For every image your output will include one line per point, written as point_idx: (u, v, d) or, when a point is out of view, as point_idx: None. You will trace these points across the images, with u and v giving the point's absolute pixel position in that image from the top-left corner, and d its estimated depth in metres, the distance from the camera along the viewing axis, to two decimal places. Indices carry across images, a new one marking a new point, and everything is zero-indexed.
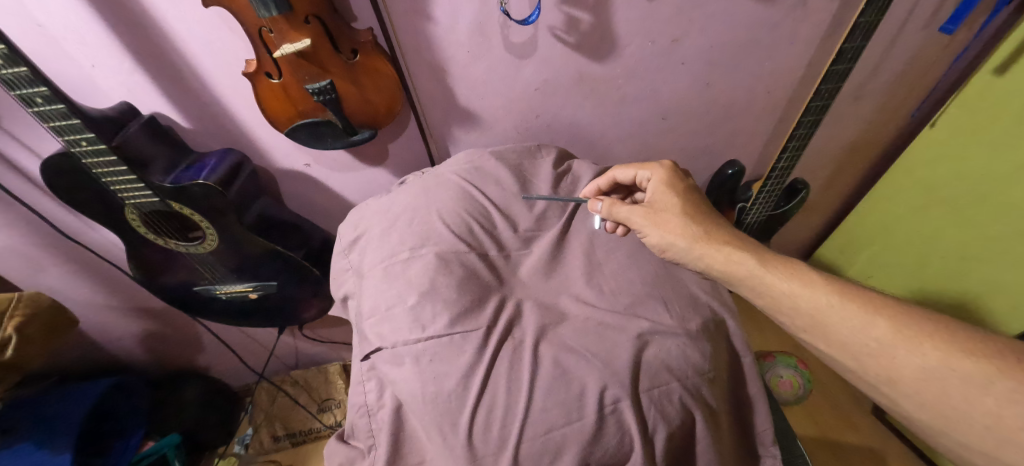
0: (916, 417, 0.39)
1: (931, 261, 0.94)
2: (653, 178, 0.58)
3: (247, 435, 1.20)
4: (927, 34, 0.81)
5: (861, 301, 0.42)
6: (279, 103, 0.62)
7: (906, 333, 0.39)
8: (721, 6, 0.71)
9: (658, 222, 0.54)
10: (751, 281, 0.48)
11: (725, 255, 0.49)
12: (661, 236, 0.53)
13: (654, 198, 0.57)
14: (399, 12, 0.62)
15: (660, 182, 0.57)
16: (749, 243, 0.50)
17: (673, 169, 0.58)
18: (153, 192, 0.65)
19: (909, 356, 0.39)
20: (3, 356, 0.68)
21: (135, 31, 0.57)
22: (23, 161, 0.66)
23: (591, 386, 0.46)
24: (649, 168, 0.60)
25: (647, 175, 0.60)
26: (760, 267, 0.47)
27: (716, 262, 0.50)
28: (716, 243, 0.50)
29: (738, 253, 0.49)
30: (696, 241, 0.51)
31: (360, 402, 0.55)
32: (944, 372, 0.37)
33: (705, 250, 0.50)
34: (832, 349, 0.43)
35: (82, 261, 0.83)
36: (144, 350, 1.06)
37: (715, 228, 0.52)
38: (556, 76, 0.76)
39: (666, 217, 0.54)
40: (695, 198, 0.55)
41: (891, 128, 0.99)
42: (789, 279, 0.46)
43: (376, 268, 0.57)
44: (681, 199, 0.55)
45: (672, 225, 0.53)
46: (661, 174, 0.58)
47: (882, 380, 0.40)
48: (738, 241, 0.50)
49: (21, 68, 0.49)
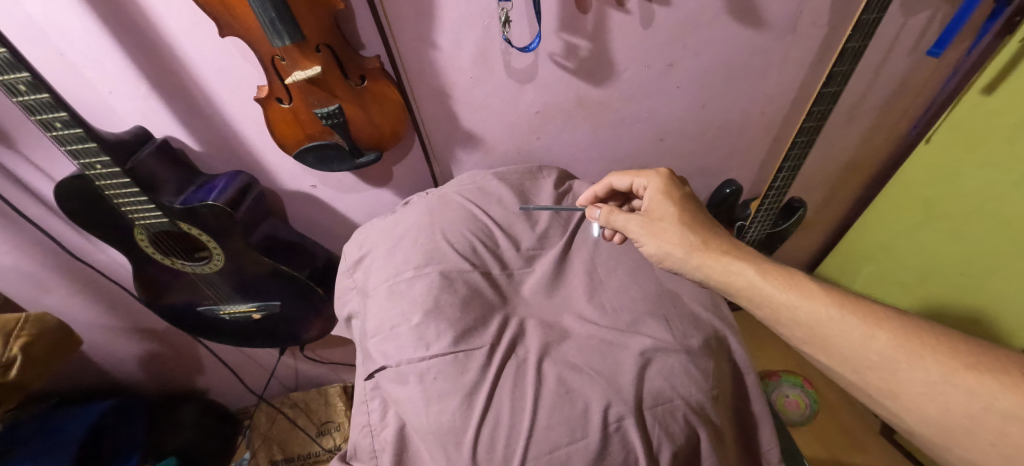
0: (921, 432, 0.40)
1: (930, 278, 0.95)
2: (650, 187, 0.59)
3: (244, 459, 1.17)
4: (914, 58, 0.84)
5: (862, 313, 0.43)
6: (288, 127, 0.64)
7: (907, 348, 0.40)
8: (714, 33, 0.74)
9: (654, 231, 0.55)
10: (750, 292, 0.49)
11: (724, 265, 0.50)
12: (658, 245, 0.54)
13: (650, 206, 0.58)
14: (406, 40, 0.65)
15: (657, 191, 0.58)
16: (748, 253, 0.51)
17: (668, 177, 0.59)
18: (162, 213, 0.66)
19: (912, 370, 0.39)
20: (6, 377, 0.68)
21: (153, 59, 0.59)
22: (37, 183, 0.68)
23: (595, 403, 0.46)
24: (645, 176, 0.61)
25: (643, 182, 0.61)
26: (759, 278, 0.48)
27: (715, 272, 0.51)
28: (712, 252, 0.51)
29: (736, 263, 0.50)
30: (693, 251, 0.52)
31: (363, 422, 0.55)
32: (947, 387, 0.38)
33: (704, 259, 0.52)
34: (833, 361, 0.44)
35: (87, 282, 0.84)
36: (143, 372, 1.05)
37: (713, 237, 0.53)
38: (555, 99, 0.78)
39: (663, 227, 0.55)
40: (692, 206, 0.56)
41: (884, 147, 1.01)
42: (789, 291, 0.47)
43: (381, 287, 0.58)
44: (677, 208, 0.56)
45: (669, 235, 0.54)
46: (658, 182, 0.59)
47: (884, 393, 0.41)
48: (737, 250, 0.51)
49: (44, 94, 0.51)
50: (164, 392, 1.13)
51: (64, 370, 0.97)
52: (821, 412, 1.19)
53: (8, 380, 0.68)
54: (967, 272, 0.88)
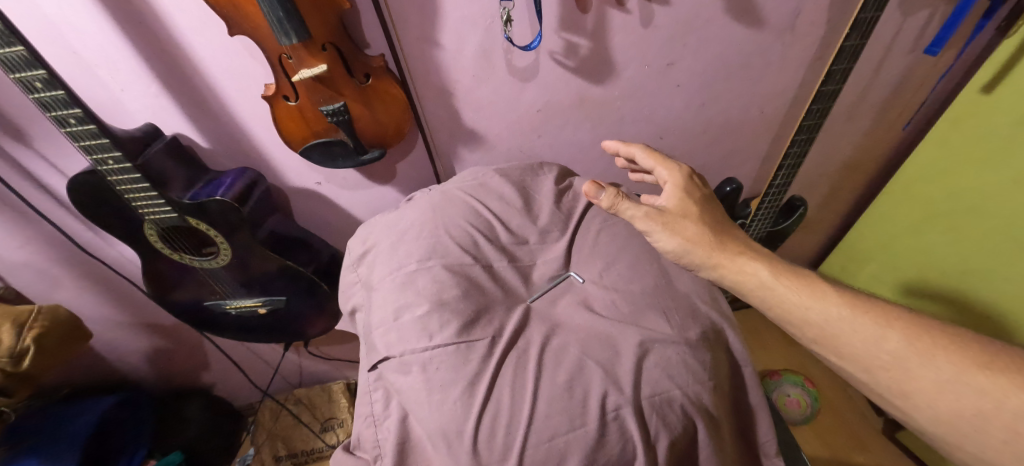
0: (930, 429, 0.41)
1: (930, 277, 0.96)
2: (671, 181, 0.57)
3: (249, 456, 1.19)
4: (913, 57, 0.84)
5: (872, 313, 0.44)
6: (294, 125, 0.66)
7: (918, 347, 0.42)
8: (713, 32, 0.75)
9: (674, 227, 0.53)
10: (763, 293, 0.49)
11: (738, 264, 0.51)
12: (676, 242, 0.53)
13: (670, 201, 0.55)
14: (410, 39, 0.66)
15: (678, 187, 0.56)
16: (760, 253, 0.52)
17: (691, 176, 0.58)
18: (172, 208, 0.68)
19: (922, 370, 0.41)
20: (20, 367, 0.69)
21: (164, 58, 0.61)
22: (49, 179, 0.70)
23: (593, 392, 0.47)
24: (668, 168, 0.58)
25: (664, 175, 0.58)
26: (772, 278, 0.49)
27: (729, 272, 0.51)
28: (730, 252, 0.52)
29: (750, 263, 0.50)
30: (713, 250, 0.52)
31: (366, 412, 0.56)
32: (958, 385, 0.39)
33: (722, 258, 0.52)
34: (844, 361, 0.45)
35: (97, 277, 0.85)
36: (150, 368, 1.07)
37: (729, 238, 0.53)
38: (557, 97, 0.79)
39: (684, 224, 0.53)
40: (710, 208, 0.55)
41: (884, 146, 1.02)
42: (801, 291, 0.48)
43: (385, 281, 0.59)
44: (698, 208, 0.55)
45: (689, 233, 0.53)
46: (680, 178, 0.57)
47: (895, 392, 0.42)
48: (751, 250, 0.52)
49: (59, 91, 0.53)
50: (170, 388, 1.14)
51: (73, 364, 0.98)
52: (823, 411, 1.20)
53: (22, 370, 0.70)
54: (965, 271, 0.88)
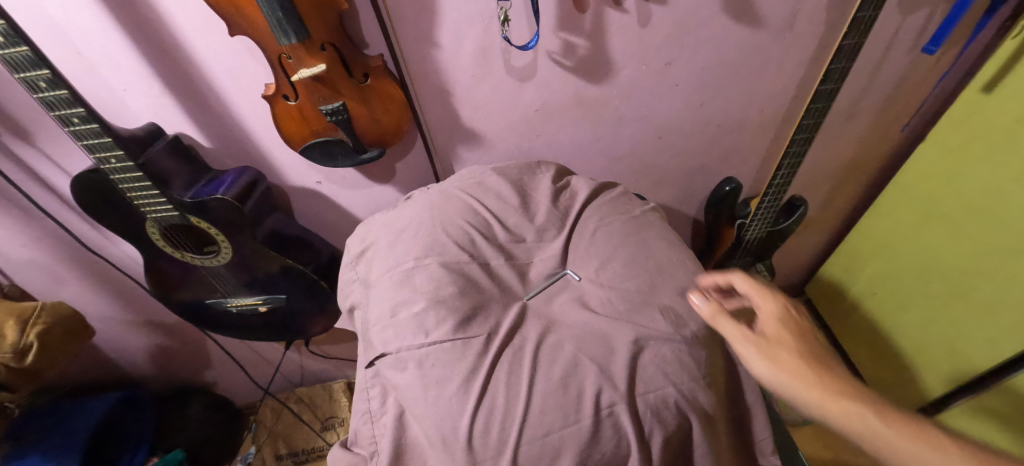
0: None
1: (932, 274, 0.96)
2: (766, 309, 0.53)
3: (250, 454, 1.19)
4: (913, 56, 0.84)
5: None
6: (294, 124, 0.66)
7: None
8: (711, 31, 0.75)
9: (773, 357, 0.48)
10: (869, 440, 0.42)
11: (843, 406, 0.43)
12: (776, 374, 0.47)
13: (767, 330, 0.51)
14: (408, 39, 0.67)
15: (773, 315, 0.52)
16: (866, 393, 0.44)
17: (789, 305, 0.53)
18: (173, 206, 0.68)
19: None
20: (24, 362, 0.70)
21: (165, 57, 0.61)
22: (54, 178, 0.71)
23: (588, 389, 0.47)
24: (761, 296, 0.54)
25: (757, 303, 0.54)
26: (883, 427, 0.41)
27: (831, 413, 0.44)
28: (834, 392, 0.44)
29: (855, 405, 0.43)
30: (813, 388, 0.45)
31: (363, 409, 0.56)
32: None
33: (825, 398, 0.44)
34: None
35: (101, 275, 0.86)
36: (153, 365, 1.08)
37: (832, 374, 0.46)
38: (555, 97, 0.80)
39: (785, 354, 0.48)
40: (812, 341, 0.50)
41: (886, 145, 1.01)
42: (913, 441, 0.40)
43: (382, 278, 0.59)
44: (801, 340, 0.49)
45: (788, 366, 0.47)
46: (775, 308, 0.53)
47: None
48: (857, 390, 0.44)
49: (62, 91, 0.54)
50: (173, 386, 1.15)
51: (77, 362, 0.99)
52: None
53: (25, 366, 0.70)
54: (968, 269, 0.88)
